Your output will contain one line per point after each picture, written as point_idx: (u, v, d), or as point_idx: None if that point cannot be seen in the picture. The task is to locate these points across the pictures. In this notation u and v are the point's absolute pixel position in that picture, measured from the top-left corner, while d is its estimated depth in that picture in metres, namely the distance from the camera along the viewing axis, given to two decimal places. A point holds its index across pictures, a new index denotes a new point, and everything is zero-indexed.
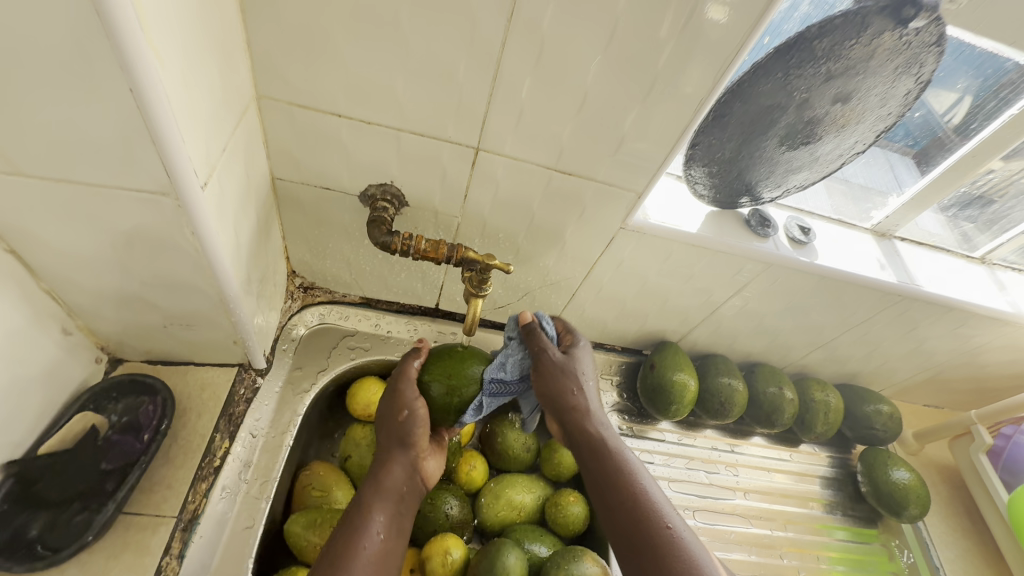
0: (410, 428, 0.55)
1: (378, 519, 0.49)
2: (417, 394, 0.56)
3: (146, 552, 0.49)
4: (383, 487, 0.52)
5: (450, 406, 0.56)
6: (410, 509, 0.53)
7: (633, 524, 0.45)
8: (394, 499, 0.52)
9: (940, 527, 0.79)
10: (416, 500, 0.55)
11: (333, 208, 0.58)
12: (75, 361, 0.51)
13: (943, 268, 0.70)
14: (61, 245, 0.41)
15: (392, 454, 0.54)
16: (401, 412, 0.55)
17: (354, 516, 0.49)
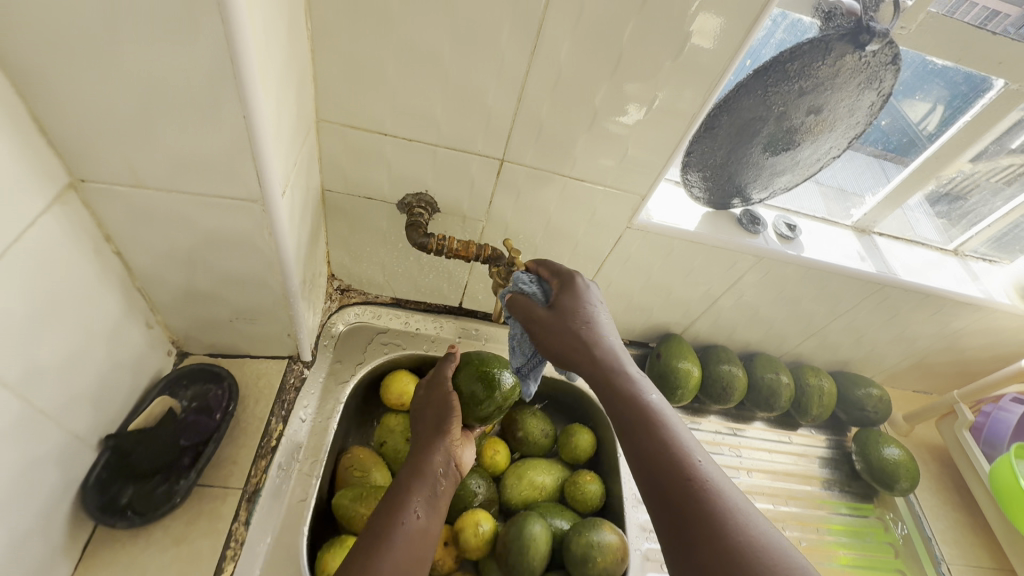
0: (444, 420, 0.62)
1: (416, 499, 0.55)
2: (450, 391, 0.64)
3: (219, 518, 0.56)
4: (421, 472, 0.58)
5: (474, 404, 0.63)
6: (445, 494, 0.58)
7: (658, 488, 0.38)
8: (430, 482, 0.57)
9: (932, 501, 0.84)
10: (452, 485, 0.60)
11: (373, 215, 0.66)
12: (154, 352, 0.58)
13: (919, 259, 0.77)
14: (160, 246, 0.49)
15: (430, 442, 0.61)
16: (438, 406, 0.63)
17: (394, 496, 0.55)
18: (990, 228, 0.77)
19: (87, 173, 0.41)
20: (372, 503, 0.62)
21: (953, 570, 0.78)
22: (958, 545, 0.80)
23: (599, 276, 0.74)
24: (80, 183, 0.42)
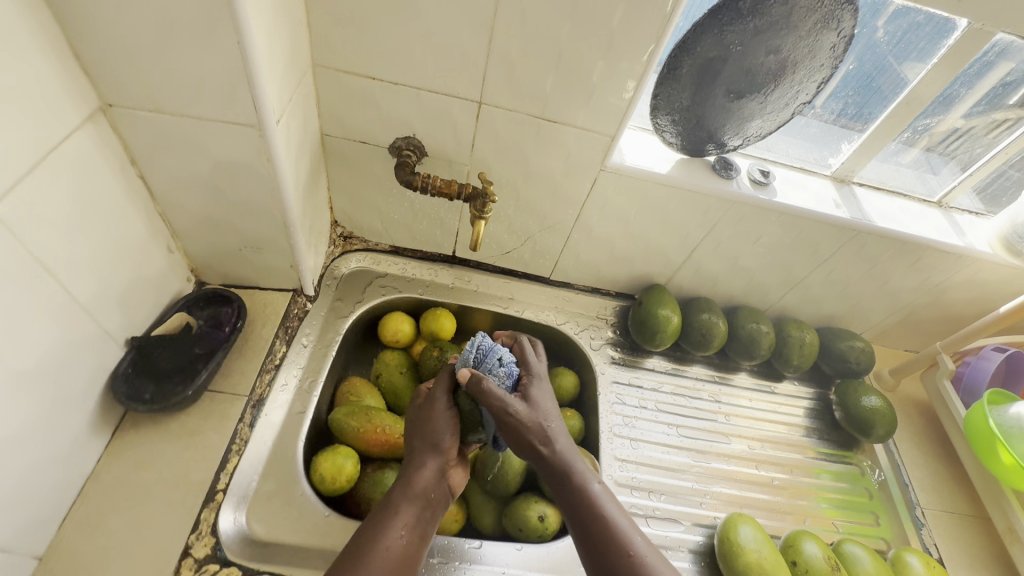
0: (442, 436, 0.59)
1: (403, 521, 0.54)
2: (449, 406, 0.60)
3: (227, 418, 0.63)
4: (413, 492, 0.56)
5: (472, 418, 0.60)
6: (434, 516, 0.57)
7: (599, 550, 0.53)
8: (421, 504, 0.56)
9: (914, 452, 0.85)
10: (444, 505, 0.58)
11: (368, 160, 0.72)
12: (175, 274, 0.66)
13: (898, 209, 0.79)
14: (177, 171, 0.56)
15: (425, 458, 0.58)
16: (436, 419, 0.59)
17: (382, 516, 0.54)
18: (972, 177, 0.78)
19: (114, 98, 0.49)
20: (363, 418, 0.69)
21: (927, 514, 0.79)
22: (936, 493, 0.81)
23: (580, 222, 0.78)
24: (108, 107, 0.49)
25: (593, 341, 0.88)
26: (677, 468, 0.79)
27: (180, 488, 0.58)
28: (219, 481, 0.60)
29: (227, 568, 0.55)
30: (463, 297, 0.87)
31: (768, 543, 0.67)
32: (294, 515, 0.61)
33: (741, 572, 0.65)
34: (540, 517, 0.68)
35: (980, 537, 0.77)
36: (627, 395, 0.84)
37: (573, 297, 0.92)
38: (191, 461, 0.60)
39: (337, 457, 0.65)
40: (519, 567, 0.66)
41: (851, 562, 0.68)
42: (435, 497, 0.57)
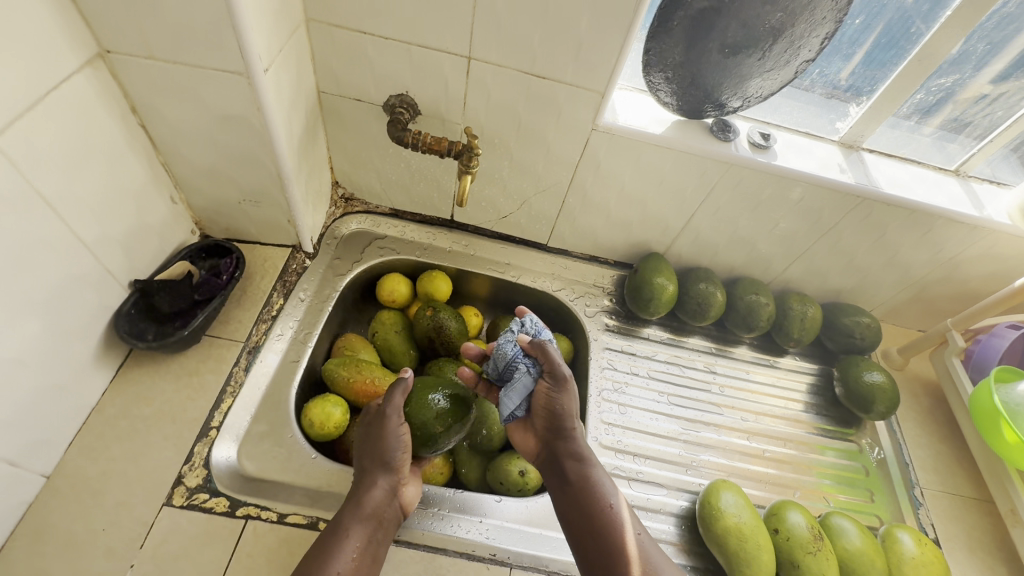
0: (391, 453, 0.60)
1: (353, 544, 0.55)
2: (400, 424, 0.61)
3: (223, 362, 0.67)
4: (363, 512, 0.57)
5: (422, 433, 0.62)
6: (385, 536, 0.57)
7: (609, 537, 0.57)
8: (371, 524, 0.56)
9: (919, 432, 0.82)
10: (395, 524, 0.59)
11: (364, 119, 0.74)
12: (179, 226, 0.70)
13: (909, 176, 0.75)
14: (175, 121, 0.59)
15: (375, 478, 0.59)
16: (387, 438, 0.60)
17: (333, 539, 0.54)
18: (993, 144, 0.73)
19: (111, 45, 0.51)
20: (353, 368, 0.72)
21: (926, 494, 0.76)
22: (939, 474, 0.78)
23: (575, 184, 0.78)
24: (106, 54, 0.52)
25: (588, 308, 0.88)
26: (666, 435, 0.78)
27: (176, 422, 0.61)
28: (213, 419, 0.63)
29: (216, 498, 0.58)
30: (460, 261, 0.89)
31: (750, 509, 0.66)
32: (283, 455, 0.64)
33: (719, 535, 0.64)
34: (521, 473, 0.67)
35: (983, 520, 0.74)
36: (619, 361, 0.84)
37: (571, 264, 0.92)
38: (187, 399, 0.63)
39: (326, 405, 0.67)
40: (497, 517, 0.65)
41: (838, 534, 0.66)
42: (385, 516, 0.58)
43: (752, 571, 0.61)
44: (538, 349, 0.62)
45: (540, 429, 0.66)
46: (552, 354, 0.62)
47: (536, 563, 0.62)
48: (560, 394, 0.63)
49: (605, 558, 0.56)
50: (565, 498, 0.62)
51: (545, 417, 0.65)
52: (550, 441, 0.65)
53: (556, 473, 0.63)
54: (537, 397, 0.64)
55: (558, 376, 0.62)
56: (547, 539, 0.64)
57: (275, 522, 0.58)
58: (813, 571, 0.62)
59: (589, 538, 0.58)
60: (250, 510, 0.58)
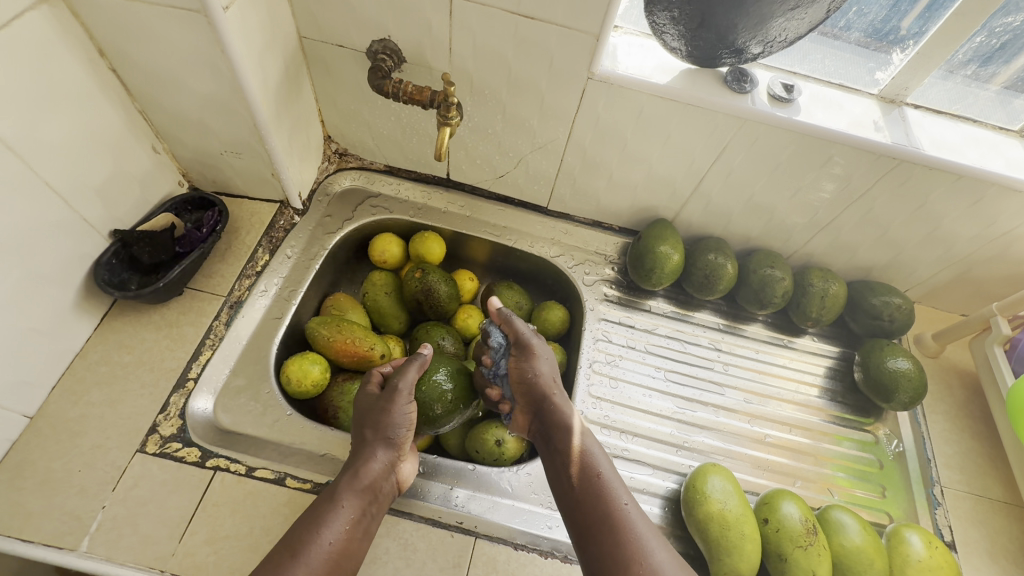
0: (395, 430, 0.58)
1: (346, 517, 0.53)
2: (410, 401, 0.59)
3: (204, 315, 0.67)
4: (360, 485, 0.55)
5: (426, 411, 0.62)
6: (378, 512, 0.56)
7: (609, 525, 0.54)
8: (367, 498, 0.55)
9: (948, 426, 0.74)
10: (390, 500, 0.57)
11: (349, 66, 0.70)
12: (164, 177, 0.69)
13: (960, 136, 0.65)
14: (144, 63, 0.57)
15: (375, 452, 0.57)
16: (393, 414, 0.58)
17: (326, 509, 0.53)
18: None
19: None
20: (334, 328, 0.70)
21: (947, 493, 0.69)
22: (965, 473, 0.71)
23: (573, 141, 0.72)
24: None
25: (587, 277, 0.83)
26: (658, 413, 0.74)
27: (154, 372, 0.62)
28: (191, 371, 0.63)
29: (188, 448, 0.59)
30: (455, 223, 0.85)
31: (739, 496, 0.61)
32: (258, 410, 0.64)
33: (701, 521, 0.60)
34: (497, 442, 0.65)
35: (1011, 526, 0.67)
36: (615, 333, 0.80)
37: (572, 230, 0.86)
38: (166, 349, 0.64)
39: (304, 362, 0.67)
40: (469, 486, 0.63)
41: (835, 529, 0.61)
42: (381, 492, 0.56)
43: (733, 560, 0.57)
44: (504, 319, 0.66)
45: (521, 406, 0.64)
46: (513, 322, 0.66)
47: (504, 534, 0.60)
48: (530, 362, 0.65)
49: (594, 528, 0.54)
50: (556, 467, 0.60)
51: (523, 393, 0.64)
52: (536, 413, 0.63)
53: (552, 453, 0.61)
54: (512, 372, 0.65)
55: (523, 343, 0.65)
56: (517, 511, 0.62)
57: (243, 475, 0.58)
58: (800, 565, 0.57)
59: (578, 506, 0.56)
60: (220, 462, 0.59)
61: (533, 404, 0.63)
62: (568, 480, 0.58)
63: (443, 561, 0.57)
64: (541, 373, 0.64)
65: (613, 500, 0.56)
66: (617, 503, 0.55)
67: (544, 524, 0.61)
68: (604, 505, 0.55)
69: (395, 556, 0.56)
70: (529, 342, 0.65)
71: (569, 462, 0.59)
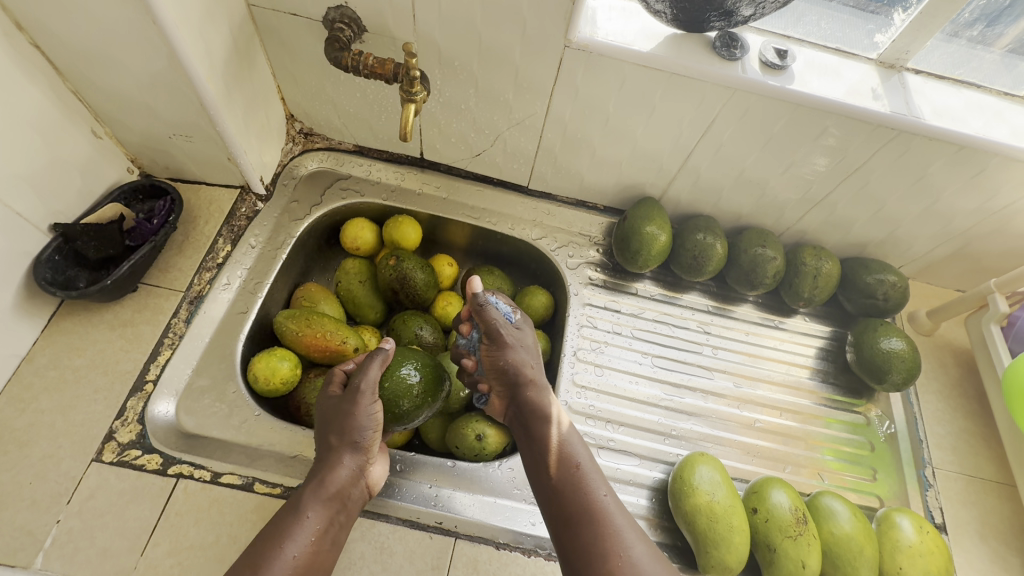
0: (362, 434, 0.55)
1: (312, 527, 0.50)
2: (375, 401, 0.55)
3: (161, 312, 0.63)
4: (326, 494, 0.52)
5: (393, 409, 0.58)
6: (347, 520, 0.53)
7: (583, 518, 0.51)
8: (334, 507, 0.52)
9: (941, 405, 0.72)
10: (360, 506, 0.55)
11: (306, 38, 0.64)
12: (110, 164, 0.64)
13: (963, 104, 0.61)
14: (69, 37, 0.51)
15: (340, 457, 0.54)
16: (358, 416, 0.55)
17: (290, 520, 0.50)
18: None
19: None
20: (304, 322, 0.66)
21: (938, 474, 0.68)
22: (958, 453, 0.69)
23: (552, 116, 0.67)
24: None
25: (571, 260, 0.79)
26: (645, 401, 0.72)
27: (109, 375, 0.58)
28: (149, 372, 0.59)
29: (148, 455, 0.55)
30: (431, 206, 0.80)
31: (728, 486, 0.60)
32: (224, 411, 0.61)
33: (689, 513, 0.58)
34: (479, 437, 0.62)
35: (1003, 507, 0.66)
36: (600, 319, 0.76)
37: (554, 210, 0.82)
38: (121, 351, 0.60)
39: (272, 359, 0.63)
40: (449, 484, 0.61)
41: (825, 516, 0.60)
42: (349, 499, 0.53)
43: (721, 553, 0.56)
44: (478, 309, 0.61)
45: (496, 391, 0.62)
46: (487, 311, 0.61)
47: (486, 534, 0.58)
48: (501, 350, 0.61)
49: (569, 521, 0.51)
50: (531, 458, 0.57)
51: (496, 378, 0.61)
52: (512, 397, 0.61)
53: (525, 441, 0.59)
54: (486, 360, 0.62)
55: (495, 332, 0.61)
56: (500, 508, 0.60)
57: (208, 482, 0.55)
58: (789, 556, 0.56)
59: (554, 499, 0.53)
60: (183, 469, 0.55)
61: (506, 388, 0.61)
62: (542, 472, 0.56)
63: (422, 563, 0.55)
64: (514, 359, 0.60)
65: (590, 490, 0.53)
66: (594, 494, 0.53)
67: (528, 521, 0.59)
68: (577, 496, 0.53)
69: (371, 559, 0.54)
70: (501, 333, 0.60)
71: (544, 453, 0.56)
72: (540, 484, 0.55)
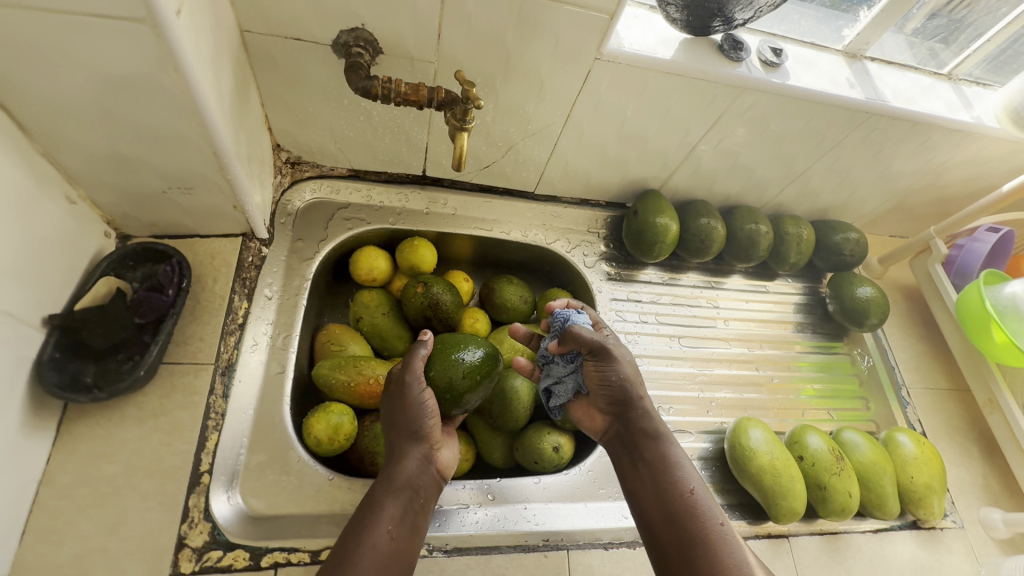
0: (420, 423, 0.54)
1: (389, 517, 0.50)
2: (425, 386, 0.55)
3: (194, 392, 0.55)
4: (396, 485, 0.52)
5: (450, 393, 0.56)
6: (423, 507, 0.53)
7: (697, 540, 0.51)
8: (406, 496, 0.52)
9: (900, 335, 0.87)
10: (433, 493, 0.55)
11: (307, 62, 0.57)
12: (88, 231, 0.54)
13: (910, 84, 0.72)
14: (51, 92, 0.42)
15: (406, 448, 0.54)
16: (412, 406, 0.55)
17: (367, 514, 0.50)
18: (990, 42, 0.72)
19: None
20: (352, 370, 0.62)
21: (911, 393, 0.82)
22: (921, 372, 0.84)
23: (569, 125, 0.68)
24: None
25: (587, 258, 0.82)
26: (681, 379, 0.78)
27: (156, 477, 0.51)
28: (202, 462, 0.53)
29: (232, 552, 0.50)
30: (441, 224, 0.77)
31: (777, 443, 0.68)
32: (294, 484, 0.55)
33: (754, 475, 0.65)
34: (554, 448, 0.64)
35: (959, 408, 0.82)
36: (626, 311, 0.81)
37: (561, 211, 0.83)
38: (161, 446, 0.52)
39: (329, 416, 0.58)
40: (541, 499, 0.62)
41: (849, 449, 0.70)
42: (421, 486, 0.54)
43: (788, 502, 0.64)
44: (572, 336, 0.59)
45: (601, 407, 0.62)
46: (585, 334, 0.59)
47: (590, 538, 0.60)
48: (611, 367, 0.60)
49: (680, 548, 0.52)
50: (637, 480, 0.58)
51: (604, 395, 0.61)
52: (619, 415, 0.61)
53: (631, 458, 0.59)
54: (591, 376, 0.61)
55: (602, 351, 0.59)
56: (592, 511, 0.62)
57: (310, 563, 0.51)
58: (838, 489, 0.65)
59: (662, 525, 0.54)
60: (277, 557, 0.51)
61: (614, 407, 0.61)
62: (648, 494, 0.56)
63: None
64: (624, 376, 0.60)
65: (706, 519, 0.53)
66: (710, 523, 0.52)
67: (621, 516, 0.62)
68: (694, 523, 0.52)
69: None
70: (609, 351, 0.59)
71: (652, 475, 0.57)
72: (645, 504, 0.56)
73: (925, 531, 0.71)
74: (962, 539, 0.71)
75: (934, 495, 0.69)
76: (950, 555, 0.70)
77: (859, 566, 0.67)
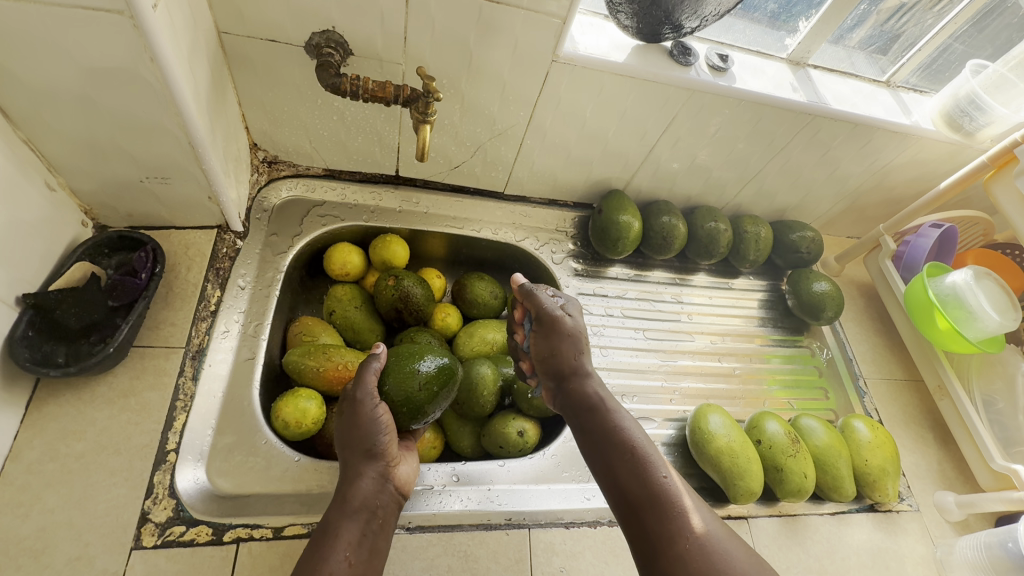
0: (374, 439, 0.52)
1: (346, 542, 0.47)
2: (379, 401, 0.53)
3: (164, 374, 0.57)
4: (351, 508, 0.50)
5: (407, 407, 0.55)
6: (382, 526, 0.51)
7: (637, 496, 0.49)
8: (364, 518, 0.49)
9: (857, 329, 0.91)
10: (393, 512, 0.52)
11: (282, 62, 0.61)
12: (65, 218, 0.56)
13: (850, 89, 0.77)
14: (34, 79, 0.45)
15: (360, 468, 0.52)
16: (365, 424, 0.52)
17: (320, 543, 0.47)
18: (923, 52, 0.78)
19: None
20: (321, 356, 0.63)
21: (868, 383, 0.86)
22: (877, 363, 0.88)
23: (533, 124, 0.72)
24: None
25: (555, 255, 0.85)
26: (646, 369, 0.81)
27: (123, 454, 0.52)
28: (169, 441, 0.54)
29: (195, 528, 0.51)
30: (413, 221, 0.80)
31: (735, 427, 0.70)
32: (261, 465, 0.57)
33: (713, 457, 0.67)
34: (519, 433, 0.65)
35: (912, 397, 0.85)
36: (593, 305, 0.84)
37: (530, 211, 0.87)
38: (129, 424, 0.54)
39: (298, 401, 0.59)
40: (505, 481, 0.63)
41: (806, 435, 0.73)
42: (379, 506, 0.51)
43: (745, 483, 0.66)
44: (525, 295, 0.63)
45: (543, 379, 0.63)
46: (535, 296, 0.63)
47: (552, 517, 0.62)
48: (553, 336, 0.61)
49: (626, 506, 0.50)
50: (586, 448, 0.56)
51: (545, 365, 0.62)
52: (561, 386, 0.61)
53: (576, 423, 0.59)
54: (535, 346, 0.63)
55: (547, 318, 0.62)
56: (554, 492, 0.64)
57: (272, 539, 0.52)
58: (793, 471, 0.67)
59: (611, 485, 0.52)
60: (240, 532, 0.52)
61: (554, 378, 0.62)
62: (600, 459, 0.54)
63: (506, 560, 0.58)
64: (566, 345, 0.61)
65: (649, 472, 0.50)
66: (653, 476, 0.50)
67: (583, 497, 0.64)
68: (635, 479, 0.50)
69: (458, 569, 0.56)
70: (552, 321, 0.62)
71: (604, 441, 0.55)
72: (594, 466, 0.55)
73: (881, 514, 0.73)
74: (917, 521, 0.73)
75: (888, 478, 0.72)
76: (905, 537, 0.72)
77: (817, 547, 0.68)
